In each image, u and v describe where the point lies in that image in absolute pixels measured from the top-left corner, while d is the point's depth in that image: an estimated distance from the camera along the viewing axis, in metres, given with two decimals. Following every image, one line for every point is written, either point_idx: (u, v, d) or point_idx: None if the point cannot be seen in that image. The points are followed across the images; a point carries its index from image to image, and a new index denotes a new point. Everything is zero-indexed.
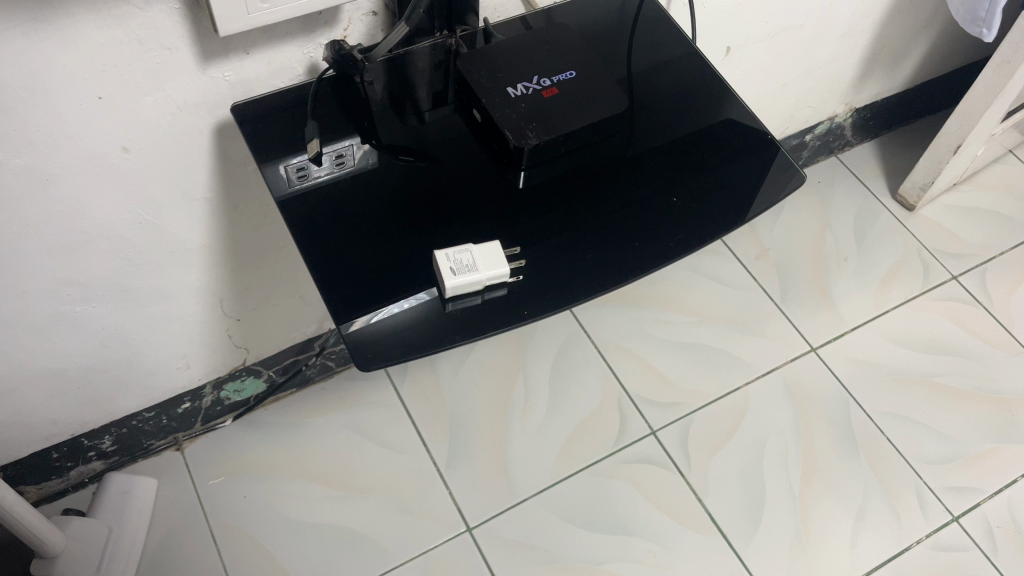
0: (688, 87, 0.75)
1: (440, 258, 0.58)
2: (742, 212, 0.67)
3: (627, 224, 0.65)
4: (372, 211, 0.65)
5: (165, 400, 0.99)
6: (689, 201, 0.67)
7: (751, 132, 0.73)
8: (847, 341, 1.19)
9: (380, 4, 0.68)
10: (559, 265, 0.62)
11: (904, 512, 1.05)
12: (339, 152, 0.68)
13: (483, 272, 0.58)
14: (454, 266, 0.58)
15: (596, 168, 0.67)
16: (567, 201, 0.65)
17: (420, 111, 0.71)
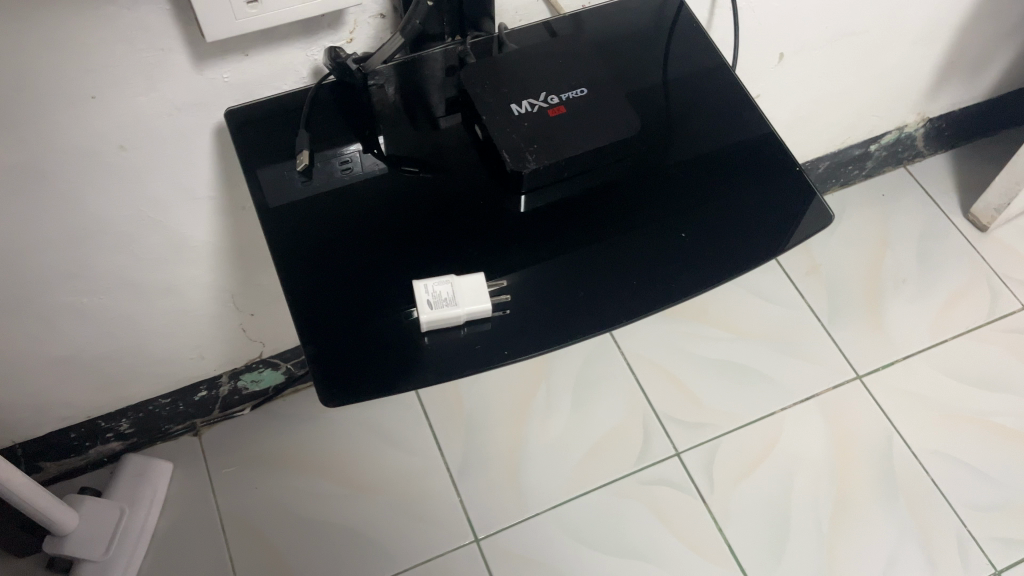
0: (718, 106, 0.69)
1: (418, 289, 0.55)
2: (755, 253, 0.61)
3: (626, 259, 0.60)
4: (361, 229, 0.62)
5: (181, 388, 0.99)
6: (699, 237, 0.61)
7: (779, 158, 0.67)
8: (896, 370, 1.11)
9: (388, 6, 0.65)
10: (548, 302, 0.58)
11: (941, 560, 0.98)
12: (345, 156, 0.65)
13: (461, 305, 0.54)
14: (431, 299, 0.55)
15: (601, 196, 0.63)
16: (565, 231, 0.61)
17: (426, 122, 0.67)
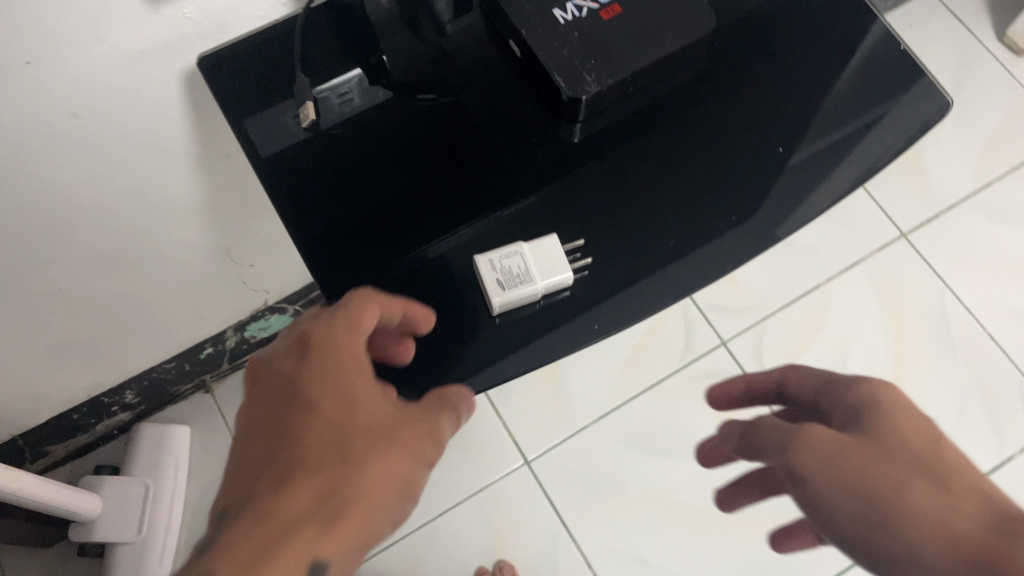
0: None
1: (484, 266, 0.49)
2: (860, 165, 0.56)
3: (727, 192, 0.54)
4: (393, 181, 0.52)
5: (185, 349, 0.90)
6: (793, 153, 0.55)
7: (856, 37, 0.59)
8: (943, 223, 1.04)
9: None
10: (648, 253, 0.52)
11: (1007, 417, 0.95)
12: (339, 90, 0.54)
13: (538, 282, 0.49)
14: (502, 278, 0.49)
15: (672, 114, 0.55)
16: (640, 164, 0.54)
17: (433, 33, 0.56)
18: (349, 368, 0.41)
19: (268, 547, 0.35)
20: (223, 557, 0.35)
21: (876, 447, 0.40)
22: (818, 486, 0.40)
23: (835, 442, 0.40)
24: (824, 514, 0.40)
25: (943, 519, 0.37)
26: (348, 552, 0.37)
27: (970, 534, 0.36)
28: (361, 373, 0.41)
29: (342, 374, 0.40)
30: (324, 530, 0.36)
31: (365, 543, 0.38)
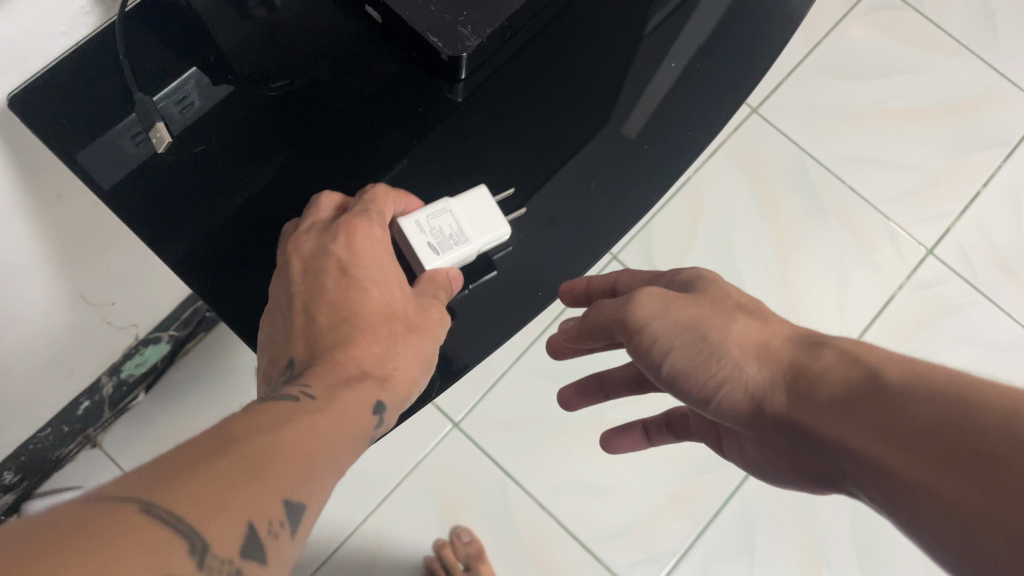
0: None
1: (413, 229, 0.45)
2: (746, 70, 0.55)
3: (596, 100, 0.54)
4: (275, 181, 0.48)
5: (60, 410, 0.81)
6: (685, 72, 0.55)
7: None
8: (786, 90, 1.07)
9: None
10: (545, 185, 0.51)
11: (881, 259, 1.01)
12: (178, 94, 0.48)
13: (474, 242, 0.46)
14: (434, 241, 0.45)
15: (549, 59, 0.53)
16: (531, 116, 0.52)
17: (263, 9, 0.50)
18: (388, 259, 0.44)
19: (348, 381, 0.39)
20: (313, 382, 0.38)
21: (708, 302, 0.42)
22: (674, 348, 0.41)
23: (691, 306, 0.41)
24: (704, 375, 0.40)
25: (761, 343, 0.39)
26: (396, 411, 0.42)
27: (845, 368, 0.36)
28: (392, 264, 0.44)
29: (383, 265, 0.43)
30: (385, 380, 0.40)
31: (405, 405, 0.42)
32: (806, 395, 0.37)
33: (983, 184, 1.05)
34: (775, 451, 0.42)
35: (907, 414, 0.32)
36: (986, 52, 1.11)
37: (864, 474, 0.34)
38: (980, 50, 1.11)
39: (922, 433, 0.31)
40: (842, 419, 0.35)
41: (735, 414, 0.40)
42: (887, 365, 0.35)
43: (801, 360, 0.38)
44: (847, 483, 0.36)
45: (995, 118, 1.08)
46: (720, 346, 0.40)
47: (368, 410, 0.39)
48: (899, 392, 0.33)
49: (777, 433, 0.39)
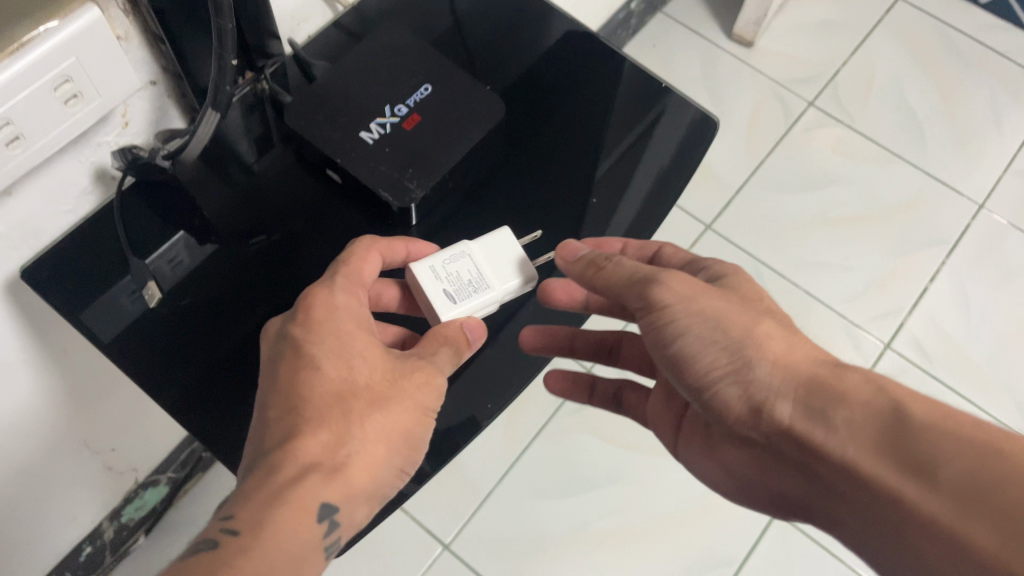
0: (526, 45, 0.66)
1: (435, 282, 0.51)
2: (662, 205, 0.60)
3: (533, 230, 0.58)
4: (257, 328, 0.53)
5: (62, 557, 0.84)
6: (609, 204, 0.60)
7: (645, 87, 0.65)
8: (736, 206, 1.16)
9: (158, 71, 0.51)
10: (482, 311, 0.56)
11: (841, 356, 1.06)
12: (168, 255, 0.55)
13: (486, 301, 0.52)
14: (451, 293, 0.51)
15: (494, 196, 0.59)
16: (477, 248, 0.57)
17: (242, 174, 0.58)
18: (349, 323, 0.46)
19: (288, 505, 0.39)
20: (238, 511, 0.38)
21: (740, 308, 0.47)
22: (698, 356, 0.45)
23: (720, 307, 0.46)
24: (722, 376, 0.45)
25: (782, 357, 0.45)
26: (355, 497, 0.42)
27: (870, 396, 0.41)
28: (361, 332, 0.46)
29: (342, 330, 0.45)
30: (333, 476, 0.41)
31: (366, 487, 0.43)
32: (825, 417, 0.42)
33: (931, 279, 1.11)
34: (768, 464, 0.47)
35: (935, 454, 0.38)
36: (918, 158, 1.20)
37: (879, 497, 0.39)
38: (914, 157, 1.20)
39: (948, 472, 0.37)
40: (864, 445, 0.40)
41: (749, 418, 0.45)
42: (908, 404, 0.41)
43: (818, 382, 0.43)
44: (847, 502, 0.41)
45: (934, 218, 1.16)
46: (743, 353, 0.45)
47: (313, 525, 0.39)
48: (924, 428, 0.39)
49: (783, 445, 0.44)
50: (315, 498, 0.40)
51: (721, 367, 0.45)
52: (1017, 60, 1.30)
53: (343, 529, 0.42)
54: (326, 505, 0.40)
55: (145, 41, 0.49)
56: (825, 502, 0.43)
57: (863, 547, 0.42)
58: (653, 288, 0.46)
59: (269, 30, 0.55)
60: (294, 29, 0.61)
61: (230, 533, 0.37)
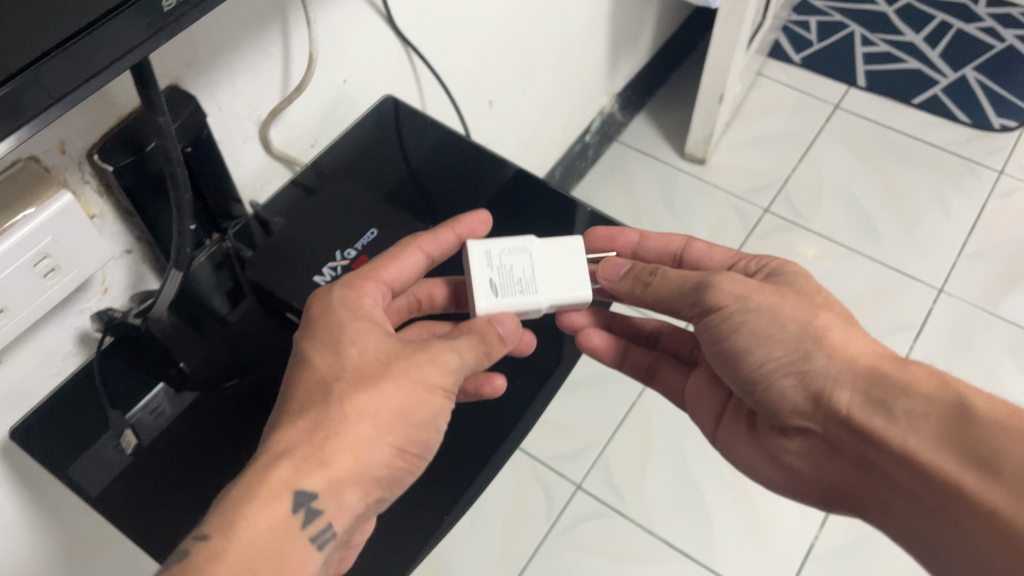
0: (465, 191, 0.72)
1: (486, 270, 0.55)
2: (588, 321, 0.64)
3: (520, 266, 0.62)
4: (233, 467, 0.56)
5: None
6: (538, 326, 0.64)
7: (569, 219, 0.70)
8: None
9: (132, 239, 0.58)
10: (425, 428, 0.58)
11: None
12: (152, 407, 0.59)
13: (533, 299, 0.55)
14: (499, 283, 0.55)
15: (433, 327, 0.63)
16: None
17: (216, 325, 0.63)
18: (345, 318, 0.49)
19: (259, 499, 0.42)
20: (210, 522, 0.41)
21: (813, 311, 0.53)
22: (770, 353, 0.52)
23: (776, 302, 0.53)
24: (781, 369, 0.52)
25: (851, 356, 0.50)
26: (339, 482, 0.44)
27: (932, 390, 0.47)
28: (357, 320, 0.49)
29: (336, 326, 0.48)
30: (309, 461, 0.43)
31: (357, 469, 0.45)
32: (886, 408, 0.48)
33: None
34: (824, 456, 0.53)
35: (993, 446, 0.43)
36: (874, 251, 1.26)
37: (935, 484, 0.45)
38: (870, 251, 1.26)
39: (1008, 463, 0.42)
40: (925, 434, 0.46)
41: (808, 407, 0.51)
42: (973, 398, 0.46)
43: (879, 374, 0.49)
44: (903, 488, 0.47)
45: (897, 306, 1.20)
46: (801, 345, 0.51)
47: (288, 517, 0.42)
48: (983, 420, 0.44)
49: (840, 432, 0.50)
50: (286, 487, 0.42)
51: (781, 357, 0.51)
52: (956, 152, 1.37)
53: (335, 517, 0.43)
54: (299, 492, 0.42)
55: (118, 217, 0.55)
56: (878, 489, 0.49)
57: (912, 529, 0.47)
58: (711, 292, 0.54)
59: (230, 195, 0.62)
60: (256, 193, 0.68)
61: (201, 538, 0.40)
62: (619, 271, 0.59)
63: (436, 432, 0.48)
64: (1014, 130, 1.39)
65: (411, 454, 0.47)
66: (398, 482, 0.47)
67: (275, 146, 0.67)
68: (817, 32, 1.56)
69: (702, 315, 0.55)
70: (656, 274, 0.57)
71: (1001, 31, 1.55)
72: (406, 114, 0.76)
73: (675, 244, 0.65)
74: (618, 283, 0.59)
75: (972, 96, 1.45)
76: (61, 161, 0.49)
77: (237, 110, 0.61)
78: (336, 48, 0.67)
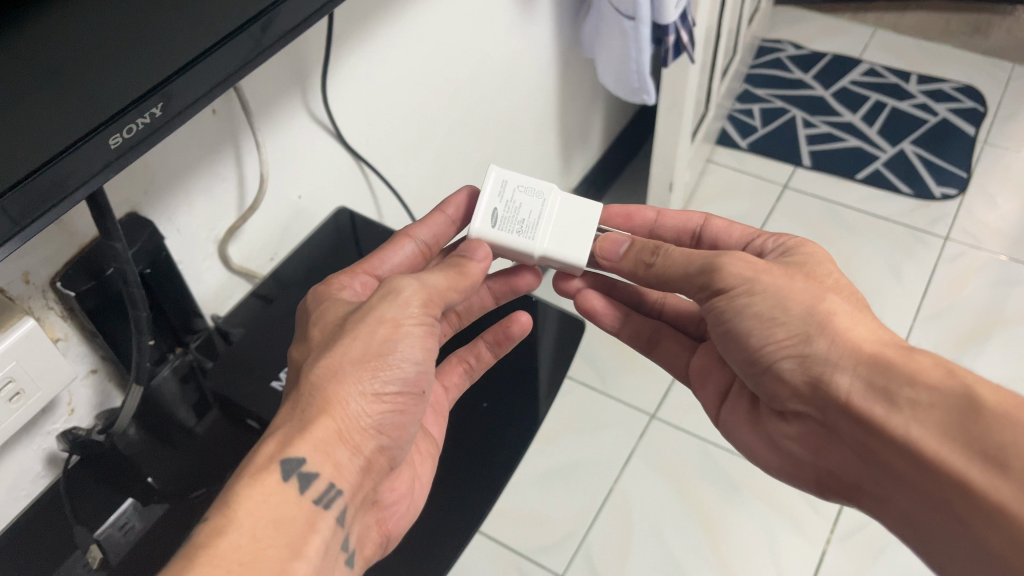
0: None
1: (494, 199, 0.63)
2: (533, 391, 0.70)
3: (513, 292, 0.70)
4: None
5: None
6: (497, 403, 0.69)
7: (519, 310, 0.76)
8: (676, 392, 1.23)
9: (97, 358, 0.60)
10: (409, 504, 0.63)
11: (801, 519, 1.09)
12: (122, 521, 0.57)
13: (524, 238, 0.62)
14: (500, 216, 0.63)
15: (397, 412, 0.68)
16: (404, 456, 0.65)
17: (183, 436, 0.63)
18: (324, 299, 0.58)
19: (253, 475, 0.47)
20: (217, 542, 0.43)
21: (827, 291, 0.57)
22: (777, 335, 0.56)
23: (781, 283, 0.57)
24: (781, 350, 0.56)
25: (863, 348, 0.53)
26: (324, 444, 0.49)
27: (938, 379, 0.50)
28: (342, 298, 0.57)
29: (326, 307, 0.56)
30: (296, 437, 0.49)
31: (343, 426, 0.50)
32: (890, 396, 0.51)
33: None
34: (825, 438, 0.57)
35: (1001, 441, 0.46)
36: None
37: (938, 475, 0.48)
38: None
39: (1016, 460, 0.45)
40: (928, 425, 0.49)
41: (809, 389, 0.56)
42: (980, 389, 0.48)
43: (884, 363, 0.52)
44: (904, 477, 0.51)
45: None
46: (805, 328, 0.55)
47: (282, 486, 0.47)
48: (988, 413, 0.47)
49: (843, 416, 0.54)
50: (274, 461, 0.48)
51: (785, 341, 0.55)
52: (903, 221, 1.43)
53: (332, 475, 0.49)
54: (287, 462, 0.48)
55: (83, 339, 0.58)
56: (879, 475, 0.53)
57: (913, 515, 0.51)
58: (719, 274, 0.58)
59: (190, 310, 0.65)
60: (217, 306, 0.71)
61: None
62: (620, 249, 0.64)
63: (411, 367, 0.52)
64: (954, 198, 1.46)
65: (402, 396, 0.53)
66: (390, 426, 0.53)
67: (234, 261, 0.70)
68: (760, 119, 1.64)
69: (710, 296, 0.60)
70: (658, 253, 0.62)
71: (933, 106, 1.63)
72: (360, 219, 0.79)
73: (692, 219, 0.71)
74: (620, 261, 0.65)
75: (912, 169, 1.52)
76: (25, 290, 0.52)
77: (197, 229, 0.65)
78: (287, 167, 0.72)
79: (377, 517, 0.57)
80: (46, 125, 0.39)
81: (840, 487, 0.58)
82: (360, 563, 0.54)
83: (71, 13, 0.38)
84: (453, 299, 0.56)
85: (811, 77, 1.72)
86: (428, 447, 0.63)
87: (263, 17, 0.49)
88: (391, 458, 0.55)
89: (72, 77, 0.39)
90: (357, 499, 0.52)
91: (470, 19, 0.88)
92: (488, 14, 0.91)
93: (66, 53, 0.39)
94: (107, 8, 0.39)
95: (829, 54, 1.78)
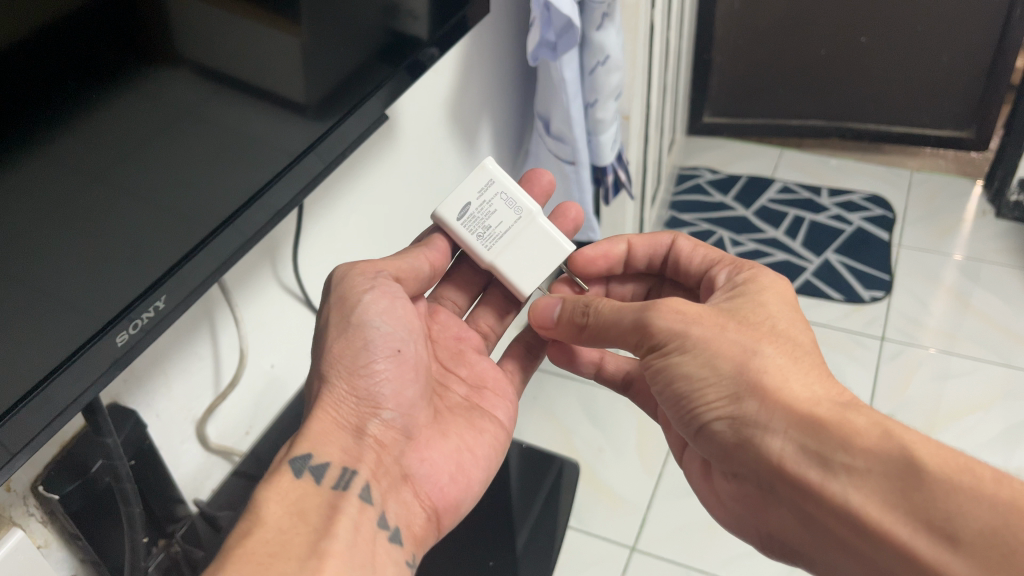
0: None
1: (468, 206, 0.66)
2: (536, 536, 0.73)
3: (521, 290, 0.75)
4: None
5: None
6: (502, 559, 0.70)
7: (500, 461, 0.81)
8: (652, 521, 1.22)
9: (78, 560, 0.57)
10: None
11: None
12: None
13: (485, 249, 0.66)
14: (469, 220, 0.66)
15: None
16: None
17: None
18: None
19: (268, 480, 0.53)
20: None
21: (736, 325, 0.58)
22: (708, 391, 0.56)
23: (712, 337, 0.57)
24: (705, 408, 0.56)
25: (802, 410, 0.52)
26: (320, 440, 0.55)
27: (875, 443, 0.49)
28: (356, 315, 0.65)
29: None
30: (296, 442, 0.55)
31: (337, 414, 0.57)
32: (825, 461, 0.50)
33: None
34: (762, 501, 0.56)
35: (947, 510, 0.45)
36: None
37: (886, 545, 0.47)
38: None
39: (965, 531, 0.45)
40: (865, 492, 0.48)
41: (740, 451, 0.55)
42: (920, 450, 0.48)
43: (818, 425, 0.51)
44: (847, 545, 0.50)
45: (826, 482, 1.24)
46: (735, 388, 0.55)
47: (298, 482, 0.53)
48: (932, 478, 0.46)
49: (777, 480, 0.53)
50: (284, 462, 0.54)
51: (717, 402, 0.56)
52: (841, 326, 1.49)
53: (342, 460, 0.55)
54: (296, 461, 0.54)
55: (63, 542, 0.55)
56: (822, 546, 0.52)
57: None
58: (652, 331, 0.59)
59: (171, 495, 0.62)
60: (197, 490, 0.68)
61: None
62: (554, 312, 0.66)
63: (377, 331, 0.57)
64: (883, 300, 1.53)
65: (384, 363, 0.57)
66: (386, 397, 0.58)
67: (211, 440, 0.68)
68: None
69: (646, 352, 0.60)
70: (589, 312, 0.63)
71: (847, 216, 1.74)
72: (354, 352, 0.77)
73: (663, 241, 0.73)
74: (557, 324, 0.66)
75: (840, 276, 1.60)
76: (7, 498, 0.50)
77: (175, 413, 0.63)
78: (259, 335, 0.71)
79: (417, 493, 0.58)
80: (49, 342, 0.43)
81: (783, 552, 0.57)
82: (412, 542, 0.56)
83: (46, 243, 0.41)
84: (410, 263, 0.62)
85: (731, 199, 1.83)
86: (486, 425, 0.65)
87: (237, 218, 0.54)
88: (404, 429, 0.59)
89: (61, 301, 0.43)
90: (380, 477, 0.56)
91: (422, 179, 0.92)
92: (438, 172, 0.95)
93: (54, 276, 0.42)
94: (90, 233, 0.44)
95: (744, 176, 1.90)
